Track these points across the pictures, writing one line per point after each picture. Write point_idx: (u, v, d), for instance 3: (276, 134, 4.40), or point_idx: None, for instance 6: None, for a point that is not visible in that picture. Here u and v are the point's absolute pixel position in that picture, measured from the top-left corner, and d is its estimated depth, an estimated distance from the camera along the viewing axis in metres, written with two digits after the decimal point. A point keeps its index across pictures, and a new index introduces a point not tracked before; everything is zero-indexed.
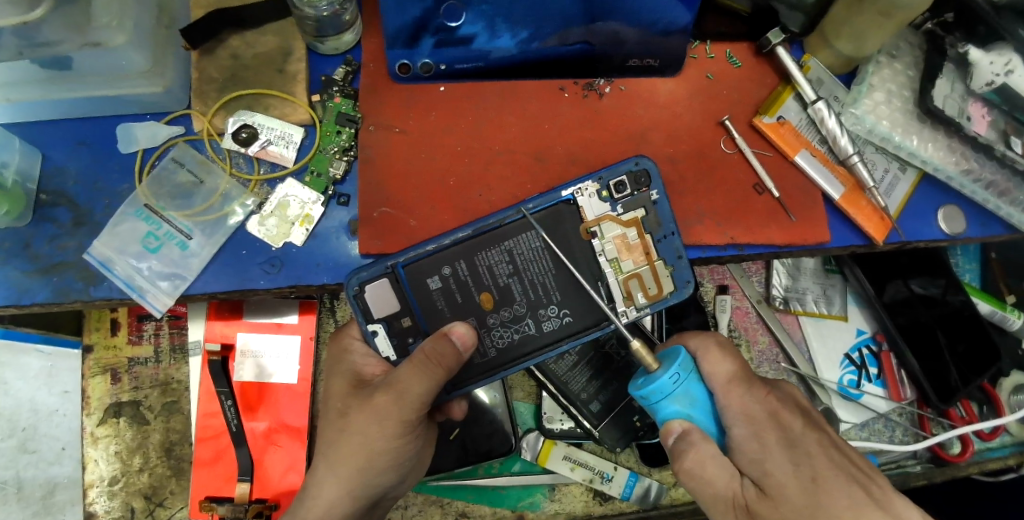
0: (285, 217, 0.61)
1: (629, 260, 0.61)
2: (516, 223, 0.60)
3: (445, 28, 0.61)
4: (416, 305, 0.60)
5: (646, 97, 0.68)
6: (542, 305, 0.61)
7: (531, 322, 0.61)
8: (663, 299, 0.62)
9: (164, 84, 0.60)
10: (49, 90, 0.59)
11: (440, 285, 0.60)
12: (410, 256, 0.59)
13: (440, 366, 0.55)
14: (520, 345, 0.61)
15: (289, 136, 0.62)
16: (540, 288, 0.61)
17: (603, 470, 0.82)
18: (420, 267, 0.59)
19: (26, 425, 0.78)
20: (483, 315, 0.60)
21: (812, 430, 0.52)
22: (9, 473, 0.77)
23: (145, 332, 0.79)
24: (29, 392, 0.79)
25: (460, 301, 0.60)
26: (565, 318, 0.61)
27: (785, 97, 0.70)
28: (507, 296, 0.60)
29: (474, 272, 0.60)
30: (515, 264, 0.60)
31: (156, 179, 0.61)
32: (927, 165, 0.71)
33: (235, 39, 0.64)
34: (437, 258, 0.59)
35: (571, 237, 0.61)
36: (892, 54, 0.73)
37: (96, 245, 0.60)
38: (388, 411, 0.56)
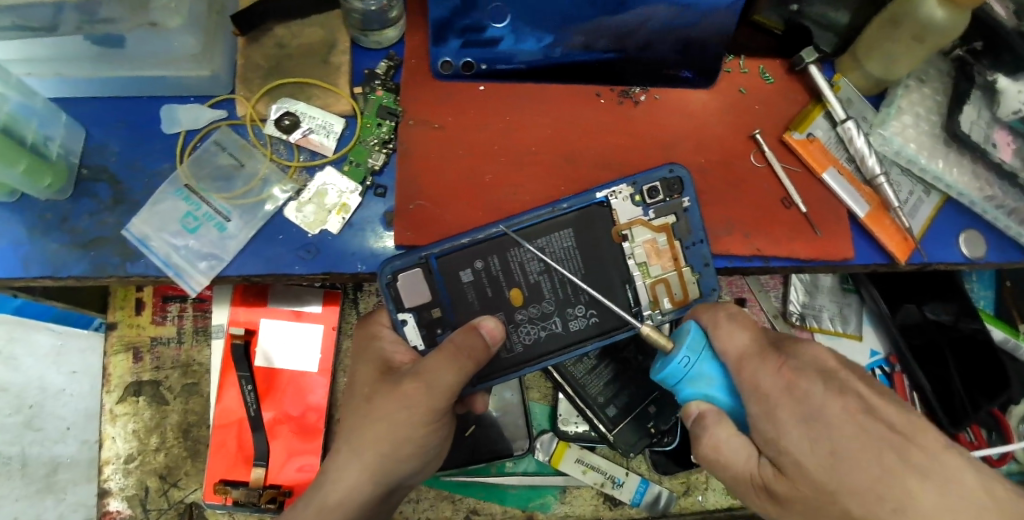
0: (322, 205, 0.62)
1: (657, 265, 0.62)
2: (549, 222, 0.61)
3: (473, 28, 0.63)
4: (446, 296, 0.61)
5: (680, 107, 0.69)
6: (570, 304, 0.61)
7: (558, 320, 0.62)
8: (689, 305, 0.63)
9: (211, 69, 0.61)
10: (99, 68, 0.60)
11: (472, 279, 0.61)
12: (444, 248, 0.60)
13: (470, 359, 0.56)
14: (546, 342, 0.62)
15: (330, 126, 0.64)
16: (569, 288, 0.61)
17: (615, 475, 0.82)
18: (452, 260, 0.60)
19: (33, 403, 0.78)
20: (511, 311, 0.61)
21: (837, 395, 0.46)
22: (14, 450, 0.76)
23: (168, 313, 0.80)
24: (39, 369, 0.79)
25: (490, 296, 0.61)
26: (592, 319, 0.62)
27: (815, 115, 0.71)
28: (536, 293, 0.61)
29: (507, 269, 0.61)
30: (546, 263, 0.61)
31: (197, 160, 0.63)
32: (952, 189, 0.73)
33: (281, 29, 0.65)
34: (471, 252, 0.60)
35: (602, 239, 0.62)
36: (921, 79, 0.74)
37: (136, 222, 0.61)
38: (416, 399, 0.57)
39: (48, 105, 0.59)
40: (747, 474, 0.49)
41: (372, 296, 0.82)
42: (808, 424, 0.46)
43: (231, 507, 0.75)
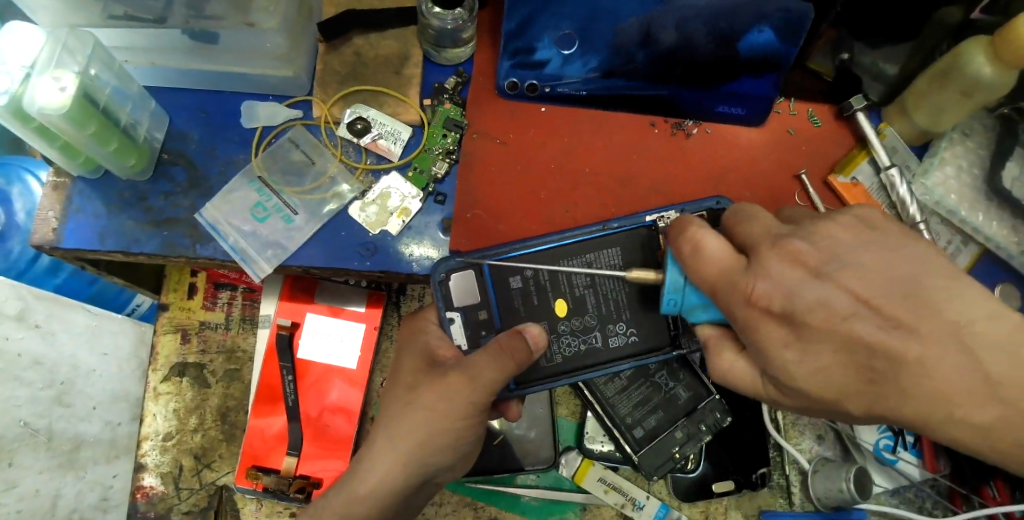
0: (385, 207, 0.65)
1: None
2: (599, 238, 0.63)
3: (524, 49, 0.68)
4: (494, 301, 0.62)
5: (728, 141, 0.72)
6: (612, 320, 0.63)
7: (598, 335, 0.63)
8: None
9: (294, 70, 0.65)
10: (188, 60, 0.64)
11: (521, 286, 0.63)
12: (498, 253, 0.63)
13: (513, 358, 0.57)
14: (585, 356, 0.63)
15: (397, 133, 0.67)
16: (612, 304, 0.63)
17: (636, 497, 0.83)
18: (505, 265, 0.63)
19: (67, 380, 0.66)
20: (555, 321, 0.63)
21: (816, 307, 0.45)
22: (43, 422, 0.63)
23: (219, 299, 0.83)
24: (72, 348, 0.68)
25: (536, 304, 0.63)
26: (631, 337, 0.64)
27: (859, 160, 0.73)
28: (580, 306, 0.63)
29: (554, 281, 0.63)
30: (592, 278, 0.63)
31: (272, 154, 0.66)
32: (990, 241, 0.74)
33: (361, 39, 0.69)
34: (523, 261, 0.63)
35: (649, 260, 0.63)
36: (965, 133, 0.77)
37: (208, 207, 0.64)
38: (458, 391, 0.57)
39: (140, 92, 0.63)
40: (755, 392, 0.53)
41: (413, 300, 0.85)
42: (789, 347, 0.46)
43: (260, 493, 0.77)
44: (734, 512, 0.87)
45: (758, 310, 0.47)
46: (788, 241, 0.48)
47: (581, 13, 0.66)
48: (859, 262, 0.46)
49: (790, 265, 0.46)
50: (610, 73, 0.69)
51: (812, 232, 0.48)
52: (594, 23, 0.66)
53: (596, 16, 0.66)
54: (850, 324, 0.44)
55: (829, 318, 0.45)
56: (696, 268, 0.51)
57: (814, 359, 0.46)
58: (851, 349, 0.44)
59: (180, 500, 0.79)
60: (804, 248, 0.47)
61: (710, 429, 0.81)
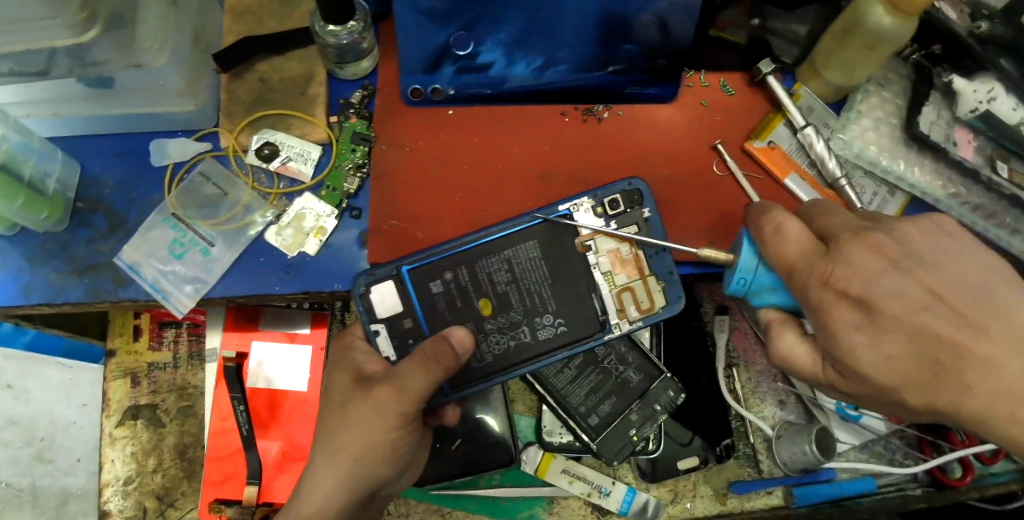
0: (301, 228, 0.65)
1: (622, 273, 0.64)
2: (516, 234, 0.63)
3: (466, 56, 0.68)
4: (418, 307, 0.63)
5: (643, 121, 0.72)
6: (539, 313, 0.63)
7: (526, 329, 0.64)
8: (659, 310, 0.64)
9: (196, 102, 0.66)
10: (92, 106, 0.64)
11: (442, 290, 0.63)
12: (416, 259, 0.62)
13: (439, 364, 0.56)
14: (515, 352, 0.63)
15: (307, 154, 0.67)
16: (536, 297, 0.63)
17: (601, 485, 0.85)
18: (423, 270, 0.63)
19: (44, 436, 0.80)
20: (480, 321, 0.63)
21: (895, 297, 0.47)
22: (24, 482, 0.78)
23: (165, 339, 0.83)
24: (48, 403, 0.81)
25: (460, 306, 0.63)
26: (560, 328, 0.64)
27: (776, 123, 0.74)
28: (505, 303, 0.63)
29: (477, 280, 0.63)
30: (513, 273, 0.63)
31: (185, 190, 0.66)
32: (915, 188, 0.74)
33: (263, 64, 0.69)
34: (443, 264, 0.63)
35: (568, 247, 0.64)
36: (881, 83, 0.77)
37: (126, 249, 0.64)
38: (387, 403, 0.58)
39: (44, 143, 0.63)
40: (813, 376, 0.54)
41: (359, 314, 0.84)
42: (860, 333, 0.47)
43: None
44: (704, 487, 0.87)
45: (834, 292, 0.48)
46: (870, 234, 0.50)
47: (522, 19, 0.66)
48: (935, 261, 0.48)
49: (872, 255, 0.48)
50: (546, 64, 0.70)
51: (892, 228, 0.50)
52: (531, 26, 0.67)
53: (540, 14, 0.66)
54: (925, 317, 0.46)
55: (904, 308, 0.46)
56: (777, 251, 0.52)
57: (884, 346, 0.46)
58: (920, 343, 0.46)
59: None
60: (887, 241, 0.49)
61: (666, 409, 0.81)
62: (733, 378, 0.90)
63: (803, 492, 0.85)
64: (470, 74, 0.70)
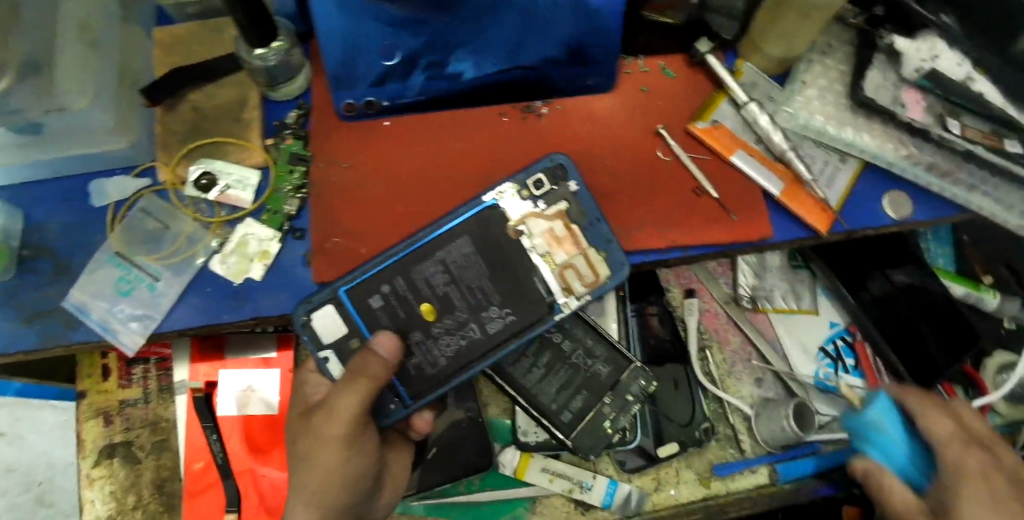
0: (245, 254, 0.65)
1: (561, 251, 0.64)
2: (443, 234, 0.63)
3: (436, 63, 0.68)
4: (361, 325, 0.63)
5: (583, 113, 0.72)
6: (483, 308, 0.63)
7: (475, 326, 0.63)
8: (606, 282, 0.64)
9: (130, 139, 0.66)
10: (26, 153, 0.64)
11: (383, 303, 0.63)
12: (350, 279, 0.62)
13: (363, 377, 0.57)
14: (468, 351, 0.63)
15: (246, 179, 0.67)
16: (478, 292, 0.63)
17: (583, 479, 0.84)
18: (361, 287, 0.62)
19: (42, 479, 0.92)
20: (427, 327, 0.63)
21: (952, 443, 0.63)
22: None
23: (134, 375, 0.83)
24: (46, 446, 0.92)
25: (404, 316, 0.63)
26: (508, 317, 0.63)
27: (719, 102, 0.73)
28: (447, 304, 0.63)
29: (413, 287, 0.63)
30: (450, 273, 0.63)
31: (127, 228, 0.66)
32: (866, 153, 0.74)
33: (195, 95, 0.69)
34: (377, 278, 0.62)
35: (501, 242, 0.63)
36: (823, 51, 0.76)
37: (73, 292, 0.64)
38: (324, 431, 0.59)
39: None
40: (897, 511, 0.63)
41: None
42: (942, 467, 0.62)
43: None
44: (686, 473, 0.87)
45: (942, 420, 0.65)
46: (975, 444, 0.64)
47: (509, 27, 0.68)
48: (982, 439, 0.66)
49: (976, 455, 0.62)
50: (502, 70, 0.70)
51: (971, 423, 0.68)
52: (513, 33, 0.68)
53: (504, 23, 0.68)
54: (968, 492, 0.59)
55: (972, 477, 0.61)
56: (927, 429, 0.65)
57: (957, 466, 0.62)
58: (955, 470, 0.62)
59: None
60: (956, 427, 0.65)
61: (638, 398, 0.79)
62: (709, 360, 0.89)
63: (786, 468, 0.85)
64: (441, 81, 0.69)
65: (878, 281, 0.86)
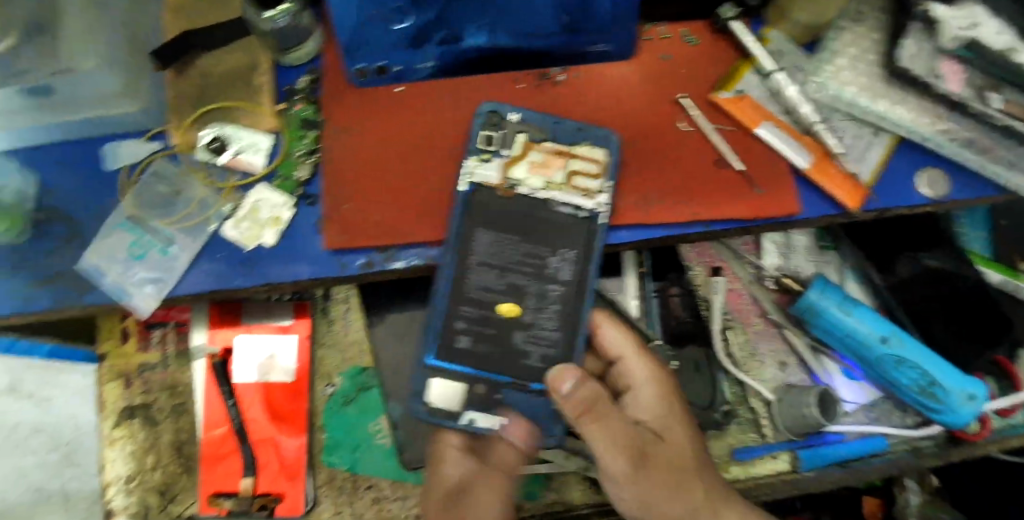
0: (257, 220, 0.65)
1: (556, 171, 0.65)
2: (465, 241, 0.63)
3: (449, 39, 0.65)
4: (469, 369, 0.64)
5: (600, 80, 0.70)
6: (545, 265, 0.64)
7: (549, 284, 0.64)
8: (609, 180, 0.65)
9: (140, 105, 0.66)
10: (39, 116, 0.64)
11: (469, 337, 0.64)
12: (433, 348, 0.63)
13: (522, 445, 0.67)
14: (567, 306, 0.64)
15: (257, 144, 0.66)
16: (530, 257, 0.64)
17: (598, 458, 0.83)
18: (445, 347, 0.64)
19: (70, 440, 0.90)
20: (520, 321, 0.64)
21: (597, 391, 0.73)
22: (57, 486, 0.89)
23: (152, 339, 0.85)
24: (70, 409, 0.90)
25: (495, 331, 0.64)
26: (570, 254, 0.64)
27: (744, 71, 0.70)
28: (517, 290, 0.64)
29: (478, 303, 0.64)
30: (494, 266, 0.64)
31: (139, 192, 0.66)
32: (900, 127, 0.70)
33: (207, 59, 0.68)
34: (448, 322, 0.64)
35: (503, 208, 0.64)
36: (855, 19, 0.72)
37: (88, 256, 0.64)
38: None
39: None
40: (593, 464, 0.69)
41: (339, 305, 0.89)
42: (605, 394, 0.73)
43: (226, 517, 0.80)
44: None
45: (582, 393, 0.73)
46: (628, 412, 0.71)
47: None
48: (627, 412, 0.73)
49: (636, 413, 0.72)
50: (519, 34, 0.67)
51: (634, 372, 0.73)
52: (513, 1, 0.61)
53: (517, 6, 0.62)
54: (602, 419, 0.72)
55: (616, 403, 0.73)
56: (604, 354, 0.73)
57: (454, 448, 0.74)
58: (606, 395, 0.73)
59: None
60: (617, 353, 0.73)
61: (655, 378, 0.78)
62: (729, 341, 0.88)
63: (809, 455, 0.83)
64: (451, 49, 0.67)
65: (908, 263, 0.83)
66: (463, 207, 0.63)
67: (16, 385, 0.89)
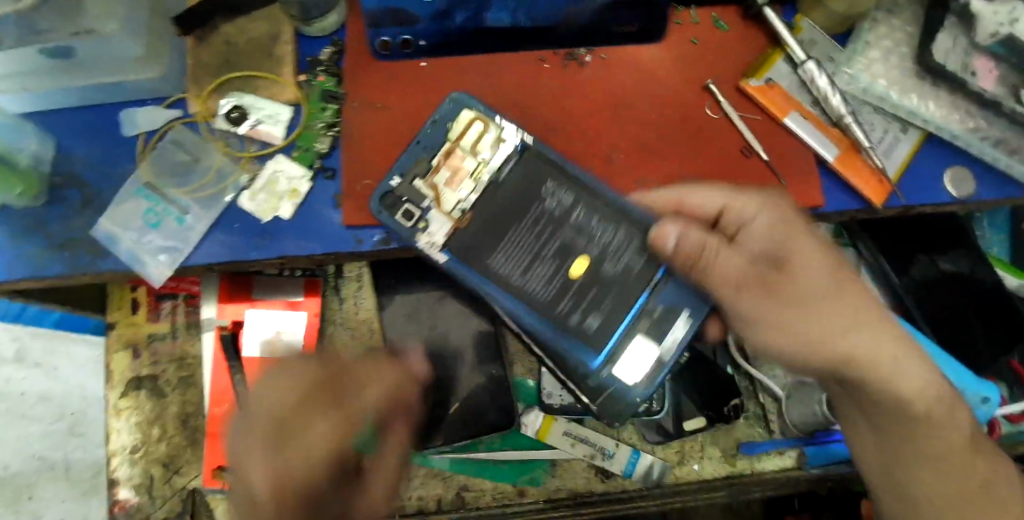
0: (274, 192, 0.64)
1: (471, 160, 0.63)
2: (488, 274, 0.61)
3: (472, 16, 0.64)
4: (618, 331, 0.63)
5: (629, 62, 0.68)
6: (558, 218, 0.62)
7: (574, 224, 0.62)
8: (493, 119, 0.64)
9: (161, 70, 0.64)
10: (59, 79, 0.63)
11: (578, 310, 0.62)
12: (584, 353, 0.63)
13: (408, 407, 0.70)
14: (607, 215, 0.62)
15: (277, 115, 0.65)
16: (540, 222, 0.62)
17: (604, 447, 0.83)
18: (581, 335, 0.62)
19: (75, 411, 0.92)
20: (597, 264, 0.62)
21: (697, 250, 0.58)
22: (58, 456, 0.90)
23: (162, 310, 0.84)
24: (80, 379, 0.93)
25: (592, 289, 0.62)
26: (558, 189, 0.62)
27: (775, 59, 0.68)
28: (568, 248, 0.62)
29: (561, 296, 0.61)
30: (530, 256, 0.61)
31: (157, 159, 0.65)
32: (929, 124, 0.69)
33: (230, 27, 0.67)
34: (566, 320, 0.62)
35: (476, 232, 0.62)
36: (890, 11, 0.70)
37: (103, 221, 0.63)
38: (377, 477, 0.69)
39: (9, 119, 0.62)
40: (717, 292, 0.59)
41: (353, 282, 0.85)
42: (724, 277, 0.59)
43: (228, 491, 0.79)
44: (712, 448, 0.85)
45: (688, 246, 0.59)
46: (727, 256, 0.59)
47: None
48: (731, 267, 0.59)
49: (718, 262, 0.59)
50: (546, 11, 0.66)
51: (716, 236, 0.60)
52: None
53: None
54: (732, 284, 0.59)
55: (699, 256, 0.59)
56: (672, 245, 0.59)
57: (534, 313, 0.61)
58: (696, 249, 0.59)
59: (156, 508, 0.80)
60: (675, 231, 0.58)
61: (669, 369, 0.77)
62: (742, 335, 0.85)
63: (814, 451, 0.83)
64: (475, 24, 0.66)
65: (923, 265, 0.83)
66: (466, 267, 0.61)
67: (20, 354, 0.89)
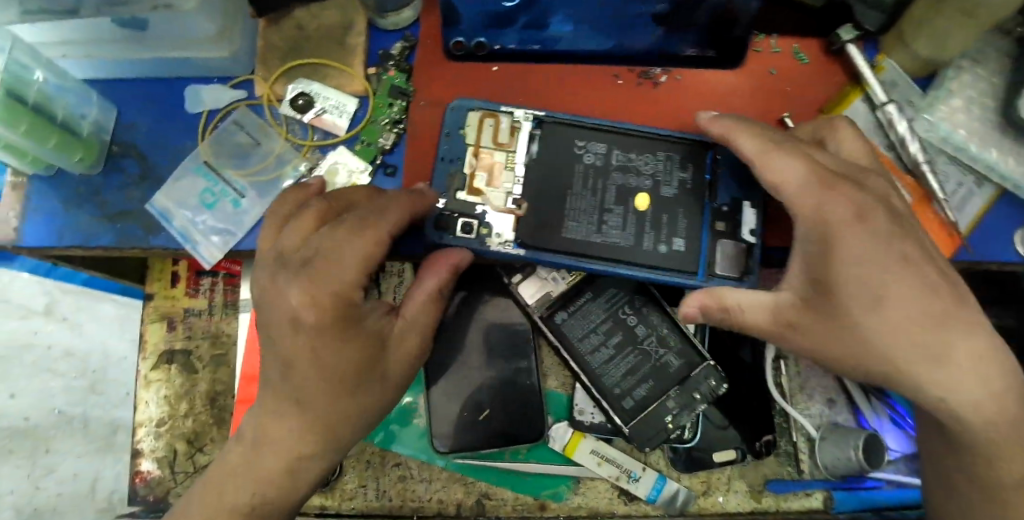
0: (332, 184, 0.63)
1: (500, 154, 0.61)
2: (568, 243, 0.59)
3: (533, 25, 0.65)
4: (705, 246, 0.60)
5: (702, 88, 0.66)
6: (600, 167, 0.60)
7: (615, 169, 0.61)
8: (500, 111, 0.62)
9: (231, 50, 0.63)
10: (127, 49, 0.62)
11: (666, 241, 0.59)
12: (689, 278, 0.59)
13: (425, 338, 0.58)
14: (641, 148, 0.61)
15: (343, 106, 0.64)
16: (587, 178, 0.60)
17: (631, 469, 0.81)
18: (679, 257, 0.59)
19: (96, 367, 0.76)
20: (654, 191, 0.60)
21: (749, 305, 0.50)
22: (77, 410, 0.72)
23: (201, 287, 0.85)
24: (103, 338, 0.78)
25: (664, 215, 0.60)
26: (583, 143, 0.61)
27: (853, 97, 0.66)
28: (625, 193, 0.60)
29: (641, 233, 0.59)
30: (597, 220, 0.59)
31: (216, 139, 0.65)
32: (1007, 180, 0.66)
33: (302, 12, 0.66)
34: (657, 248, 0.59)
35: (541, 202, 0.60)
36: (977, 59, 0.67)
37: (157, 197, 0.63)
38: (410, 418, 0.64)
39: (80, 84, 0.61)
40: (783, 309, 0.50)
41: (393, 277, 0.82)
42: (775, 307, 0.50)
43: None
44: (739, 482, 0.83)
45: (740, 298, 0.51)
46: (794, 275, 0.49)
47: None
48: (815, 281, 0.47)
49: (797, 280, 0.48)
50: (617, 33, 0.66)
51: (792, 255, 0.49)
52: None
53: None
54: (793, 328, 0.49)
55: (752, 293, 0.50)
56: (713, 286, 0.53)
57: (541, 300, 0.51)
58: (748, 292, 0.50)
59: (176, 483, 0.80)
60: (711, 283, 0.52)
61: (705, 398, 0.74)
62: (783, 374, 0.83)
63: (843, 496, 0.81)
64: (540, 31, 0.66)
65: None
66: (544, 247, 0.59)
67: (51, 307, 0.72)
